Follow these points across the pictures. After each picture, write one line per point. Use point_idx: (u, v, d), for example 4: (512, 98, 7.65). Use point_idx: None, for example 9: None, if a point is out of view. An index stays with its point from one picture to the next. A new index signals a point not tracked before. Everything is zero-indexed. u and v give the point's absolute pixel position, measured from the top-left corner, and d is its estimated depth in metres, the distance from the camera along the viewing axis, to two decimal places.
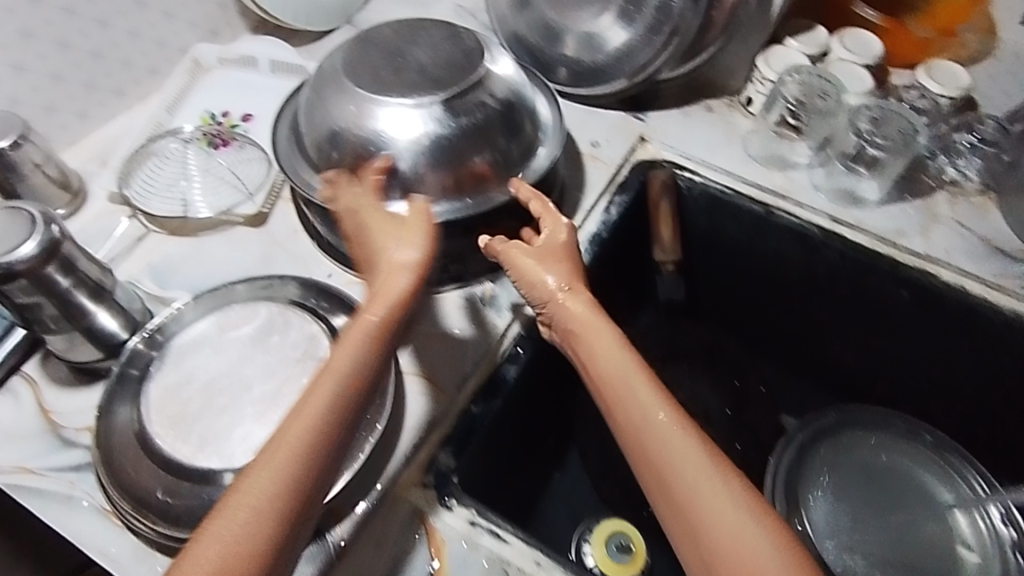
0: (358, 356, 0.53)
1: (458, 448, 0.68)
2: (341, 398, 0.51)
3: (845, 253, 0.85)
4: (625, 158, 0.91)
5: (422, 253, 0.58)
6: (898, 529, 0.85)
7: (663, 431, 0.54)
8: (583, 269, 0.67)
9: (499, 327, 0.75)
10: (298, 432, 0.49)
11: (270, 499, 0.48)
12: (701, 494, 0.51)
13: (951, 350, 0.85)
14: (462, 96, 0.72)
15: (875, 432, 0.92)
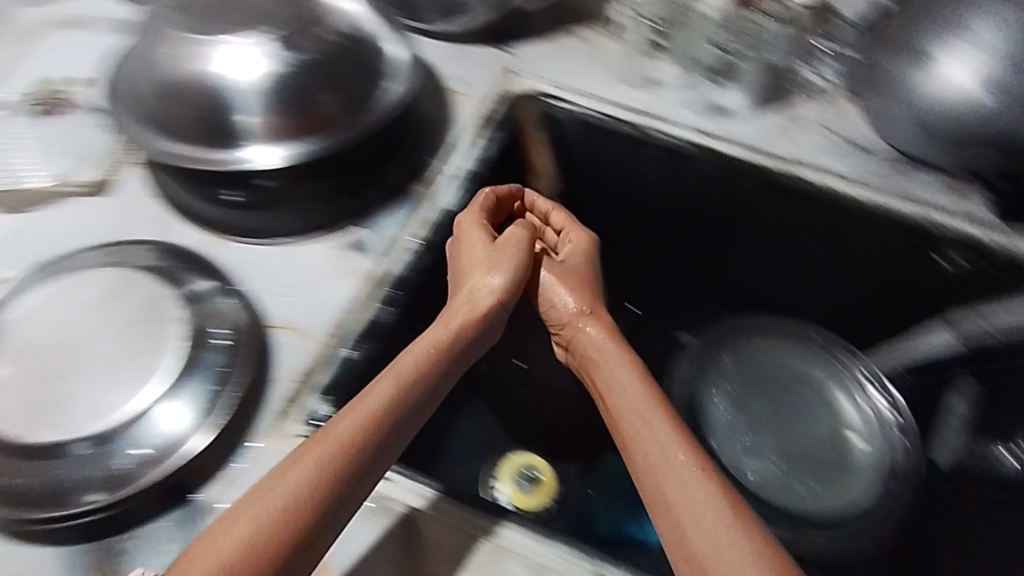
0: (429, 365, 0.63)
1: (337, 395, 0.66)
2: (410, 397, 0.60)
3: (718, 166, 0.87)
4: (497, 91, 0.90)
5: (508, 283, 0.71)
6: (792, 427, 0.91)
7: (660, 446, 0.58)
8: (600, 295, 0.76)
9: (372, 273, 0.74)
10: (359, 418, 0.57)
11: (314, 479, 0.52)
12: (687, 505, 0.54)
13: (826, 248, 0.87)
14: (303, 34, 0.70)
15: (766, 339, 0.97)
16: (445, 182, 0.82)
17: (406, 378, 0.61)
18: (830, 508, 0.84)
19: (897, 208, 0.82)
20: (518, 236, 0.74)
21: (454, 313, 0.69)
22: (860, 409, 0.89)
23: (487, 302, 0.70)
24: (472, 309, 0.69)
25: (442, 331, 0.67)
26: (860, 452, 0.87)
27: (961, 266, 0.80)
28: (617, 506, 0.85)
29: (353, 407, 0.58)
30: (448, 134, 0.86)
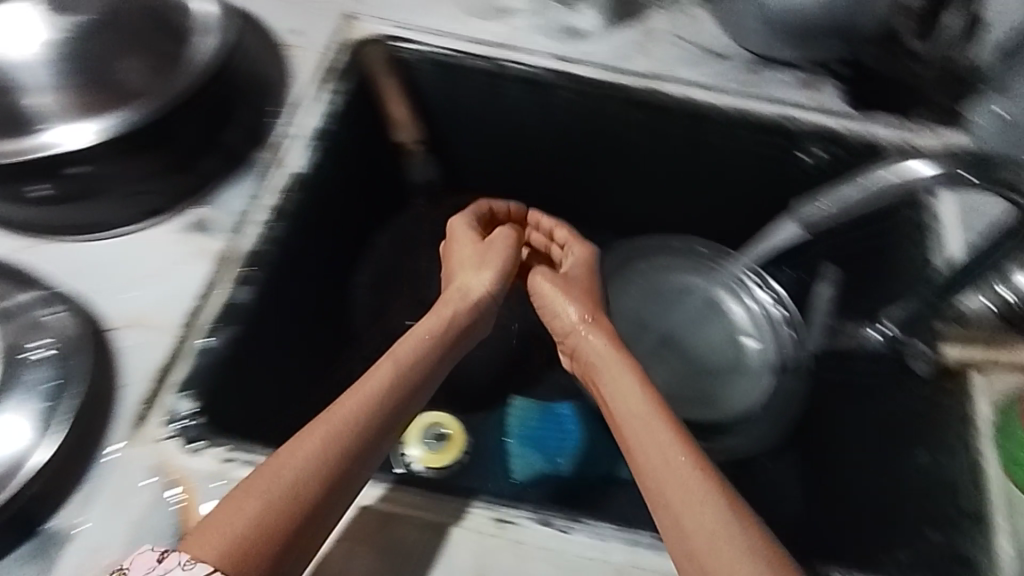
0: (424, 356, 0.67)
1: (198, 391, 0.61)
2: (405, 385, 0.64)
3: (579, 90, 0.85)
4: (336, 40, 0.84)
5: (495, 279, 0.75)
6: (687, 344, 0.92)
7: (660, 450, 0.58)
8: (600, 305, 0.76)
9: (220, 253, 0.68)
10: (364, 397, 0.60)
11: (320, 451, 0.56)
12: (686, 504, 0.54)
13: (694, 160, 0.88)
14: (99, 18, 0.69)
15: (653, 255, 0.97)
16: (292, 144, 0.76)
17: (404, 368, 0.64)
18: (729, 411, 0.87)
19: (755, 111, 0.83)
20: (504, 236, 0.77)
21: (447, 306, 0.72)
22: (751, 310, 0.91)
23: (475, 301, 0.73)
24: (459, 305, 0.73)
25: (441, 316, 0.71)
26: (752, 352, 0.90)
27: (819, 156, 0.82)
28: (530, 452, 0.89)
29: (361, 385, 0.62)
30: (288, 90, 0.80)
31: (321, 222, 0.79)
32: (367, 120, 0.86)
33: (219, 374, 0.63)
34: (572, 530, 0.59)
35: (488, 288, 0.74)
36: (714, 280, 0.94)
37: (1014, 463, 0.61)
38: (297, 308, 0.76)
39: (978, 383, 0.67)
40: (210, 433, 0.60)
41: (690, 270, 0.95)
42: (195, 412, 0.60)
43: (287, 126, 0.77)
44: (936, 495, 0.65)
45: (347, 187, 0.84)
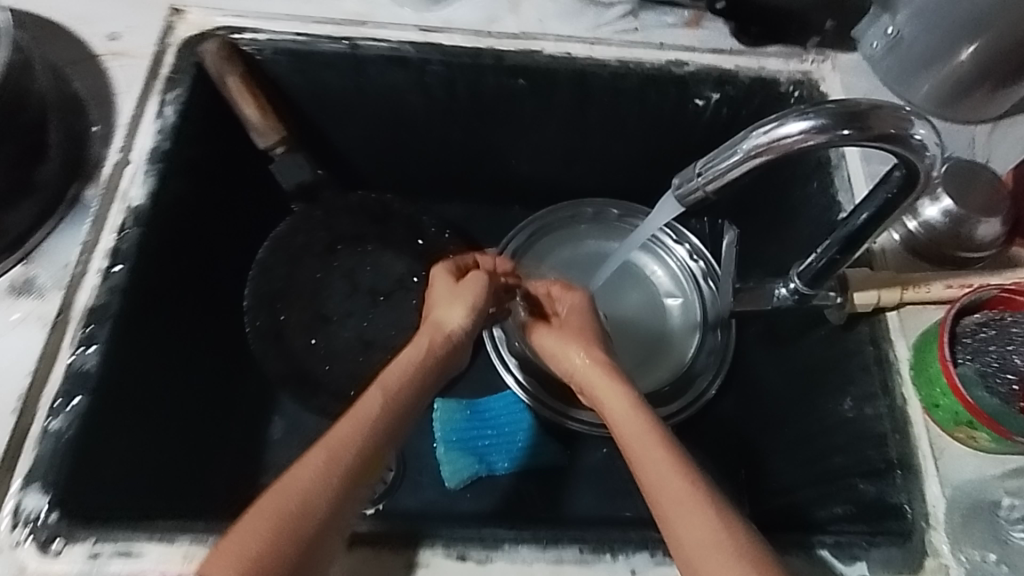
0: (416, 381, 0.60)
1: (45, 480, 0.55)
2: (395, 411, 0.57)
3: (446, 59, 0.75)
4: (162, 41, 0.73)
5: (470, 316, 0.68)
6: (612, 307, 0.87)
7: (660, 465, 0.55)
8: (600, 341, 0.70)
9: (52, 317, 0.60)
10: (358, 426, 0.54)
11: (318, 476, 0.50)
12: (686, 519, 0.51)
13: (587, 121, 0.81)
14: None
15: (564, 220, 0.91)
16: (125, 174, 0.67)
17: (393, 391, 0.58)
18: (655, 375, 0.82)
19: (641, 61, 0.76)
20: (479, 276, 0.71)
21: (424, 333, 0.65)
22: (668, 266, 0.88)
23: (454, 331, 0.66)
24: (441, 332, 0.65)
25: (429, 339, 0.64)
26: (673, 312, 0.86)
27: (713, 100, 0.77)
28: (462, 453, 0.83)
29: (349, 415, 0.55)
30: (112, 109, 0.69)
31: (181, 255, 0.71)
32: (214, 127, 0.76)
33: (71, 455, 0.56)
34: (491, 559, 0.56)
35: (467, 319, 0.67)
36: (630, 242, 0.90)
37: (933, 405, 0.58)
38: (168, 355, 0.69)
39: (892, 324, 0.64)
40: (67, 528, 0.53)
41: (604, 235, 0.91)
42: (48, 506, 0.54)
43: (121, 152, 0.68)
44: (863, 446, 0.63)
45: (207, 207, 0.74)
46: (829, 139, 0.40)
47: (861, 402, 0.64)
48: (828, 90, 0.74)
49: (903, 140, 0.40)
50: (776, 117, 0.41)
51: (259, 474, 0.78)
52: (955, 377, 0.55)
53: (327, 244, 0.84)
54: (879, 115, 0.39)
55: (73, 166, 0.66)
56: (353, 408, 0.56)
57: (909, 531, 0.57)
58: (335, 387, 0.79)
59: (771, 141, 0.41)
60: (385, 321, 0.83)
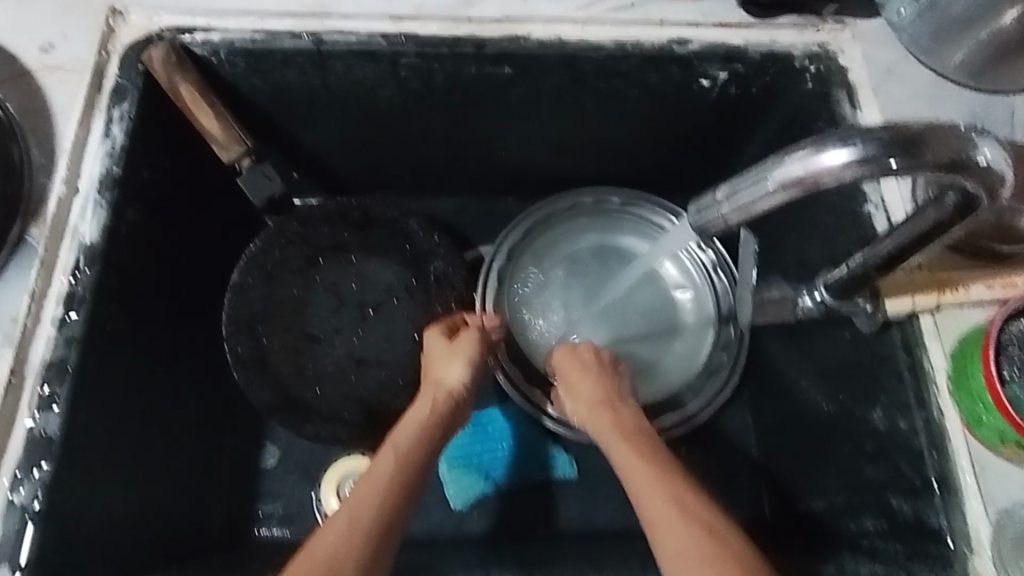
0: (425, 437, 0.56)
1: (14, 562, 0.50)
2: (412, 471, 0.52)
3: (421, 51, 0.67)
4: (103, 49, 0.65)
5: (470, 371, 0.63)
6: (618, 302, 0.80)
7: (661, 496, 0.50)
8: (612, 385, 0.64)
9: (5, 378, 0.54)
10: (378, 491, 0.49)
11: (342, 542, 0.45)
12: (690, 552, 0.46)
13: (582, 109, 0.74)
14: None
15: (559, 210, 0.82)
16: (74, 209, 0.60)
17: (405, 451, 0.54)
18: (668, 376, 0.78)
19: (640, 40, 0.68)
20: (473, 329, 0.67)
21: (424, 396, 0.61)
22: (675, 257, 0.81)
23: (457, 387, 0.61)
24: (445, 389, 0.61)
25: (433, 398, 0.60)
26: (684, 307, 0.80)
27: (720, 79, 0.70)
28: (466, 471, 0.76)
29: (362, 481, 0.51)
30: (53, 132, 0.62)
31: (146, 288, 0.65)
32: (170, 141, 0.68)
33: (40, 531, 0.52)
34: None
35: (469, 374, 0.62)
36: (634, 232, 0.83)
37: (976, 421, 0.53)
38: (140, 400, 0.64)
39: (926, 327, 0.58)
40: None
41: (604, 227, 0.83)
42: None
43: (67, 182, 0.61)
44: (897, 461, 0.58)
45: (166, 234, 0.68)
46: (876, 169, 0.35)
47: (894, 413, 0.59)
48: (848, 63, 0.67)
49: (965, 164, 0.35)
50: (811, 144, 0.37)
51: (255, 508, 0.74)
52: (1002, 394, 0.50)
53: (306, 258, 0.78)
54: (932, 139, 0.35)
55: (13, 203, 0.59)
56: (366, 473, 0.52)
57: (950, 557, 0.53)
58: (328, 412, 0.74)
59: (807, 175, 0.37)
60: (376, 336, 0.78)
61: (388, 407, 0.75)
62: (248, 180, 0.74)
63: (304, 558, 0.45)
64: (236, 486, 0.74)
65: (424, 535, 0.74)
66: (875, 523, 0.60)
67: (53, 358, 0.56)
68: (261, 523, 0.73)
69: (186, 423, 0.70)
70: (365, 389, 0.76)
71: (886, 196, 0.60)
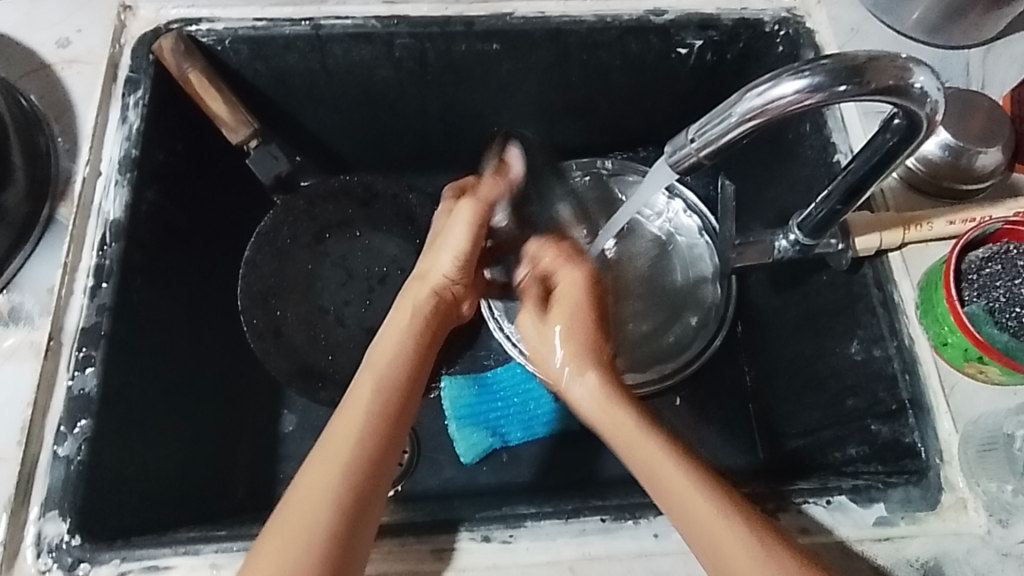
0: (403, 363, 0.58)
1: (62, 507, 0.55)
2: (388, 397, 0.55)
3: (413, 31, 0.72)
4: (116, 41, 0.70)
5: (460, 273, 0.67)
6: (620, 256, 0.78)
7: (655, 461, 0.53)
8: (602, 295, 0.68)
9: (43, 344, 0.59)
10: (357, 425, 0.53)
11: (337, 471, 0.50)
12: (687, 509, 0.51)
13: (567, 82, 0.78)
14: None
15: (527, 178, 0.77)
16: (97, 188, 0.65)
17: (385, 379, 0.57)
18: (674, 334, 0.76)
19: (619, 13, 0.72)
20: (464, 214, 0.67)
21: (414, 296, 0.65)
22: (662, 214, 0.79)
23: (443, 285, 0.66)
24: (433, 286, 0.66)
25: (422, 300, 0.64)
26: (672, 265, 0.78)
27: (697, 47, 0.74)
28: (474, 428, 0.80)
29: (346, 408, 0.55)
30: (74, 120, 0.67)
31: (166, 264, 0.70)
32: (182, 127, 0.73)
33: (84, 479, 0.56)
34: (515, 538, 0.55)
35: (456, 267, 0.67)
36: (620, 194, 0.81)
37: (942, 343, 0.58)
38: (165, 366, 0.68)
39: (896, 264, 0.63)
40: (90, 552, 0.54)
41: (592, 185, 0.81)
42: (69, 532, 0.54)
43: (90, 164, 0.65)
44: (875, 388, 0.63)
45: (183, 214, 0.73)
46: (827, 96, 0.40)
47: (870, 343, 0.63)
48: (815, 26, 0.71)
49: (904, 89, 0.41)
50: (769, 78, 0.42)
51: (276, 471, 0.77)
52: (963, 315, 0.55)
53: (314, 235, 0.82)
54: (875, 68, 0.40)
55: (41, 187, 0.63)
56: (344, 405, 0.55)
57: (925, 469, 0.57)
58: (342, 378, 0.79)
59: (767, 105, 0.41)
60: (384, 305, 0.82)
61: None
62: (255, 160, 0.78)
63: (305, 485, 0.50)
64: (256, 452, 0.78)
65: (438, 490, 0.78)
66: (858, 449, 0.64)
67: (87, 325, 0.60)
68: (281, 484, 0.77)
69: (208, 391, 0.74)
70: None
71: (854, 145, 0.65)
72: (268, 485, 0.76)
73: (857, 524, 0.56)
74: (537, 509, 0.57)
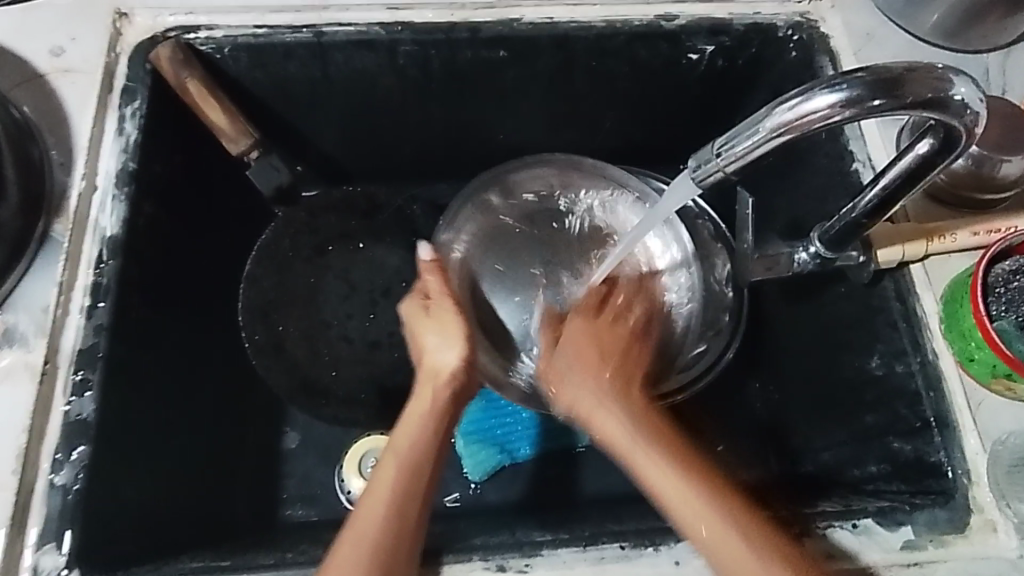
0: (424, 444, 0.57)
1: (60, 538, 0.52)
2: (409, 482, 0.54)
3: (418, 37, 0.70)
4: (111, 50, 0.67)
5: (466, 355, 0.61)
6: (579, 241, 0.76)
7: (669, 484, 0.52)
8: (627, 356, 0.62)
9: (39, 367, 0.57)
10: (381, 508, 0.53)
11: (365, 558, 0.50)
12: (700, 535, 0.51)
13: (575, 89, 0.76)
14: None
15: (498, 190, 0.78)
16: (94, 203, 0.62)
17: (406, 462, 0.55)
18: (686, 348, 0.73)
19: (629, 18, 0.70)
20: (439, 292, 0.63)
21: (423, 385, 0.61)
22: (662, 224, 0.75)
23: (455, 368, 0.61)
24: (444, 376, 0.61)
25: (435, 384, 0.60)
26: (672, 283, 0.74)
27: (708, 52, 0.72)
28: (481, 445, 0.78)
29: (369, 494, 0.54)
30: (69, 132, 0.64)
31: (165, 280, 0.68)
32: (180, 138, 0.71)
33: (83, 507, 0.54)
34: (531, 567, 0.53)
35: (463, 351, 0.61)
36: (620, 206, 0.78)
37: (968, 359, 0.56)
38: (164, 386, 0.66)
39: (918, 276, 0.61)
40: None
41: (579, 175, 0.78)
42: (67, 564, 0.52)
43: (85, 178, 0.63)
44: (896, 404, 0.61)
45: (183, 229, 0.71)
46: (860, 111, 0.39)
47: (891, 358, 0.61)
48: (829, 30, 0.69)
49: (944, 101, 0.40)
50: (800, 92, 0.41)
51: (278, 491, 0.75)
52: (990, 330, 0.53)
53: (316, 247, 0.80)
54: (913, 79, 0.39)
55: (35, 201, 0.61)
56: (368, 489, 0.55)
57: (951, 490, 0.56)
58: (345, 394, 0.77)
59: (797, 119, 0.40)
60: (387, 319, 0.80)
61: (403, 386, 0.78)
62: (255, 171, 0.77)
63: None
64: (258, 471, 0.76)
65: (444, 509, 0.76)
66: (878, 467, 0.62)
67: (85, 346, 0.58)
68: (285, 505, 0.75)
69: (207, 411, 0.72)
70: (380, 371, 0.78)
71: (871, 153, 0.63)
72: (270, 506, 0.74)
73: (884, 549, 0.54)
74: (553, 536, 0.55)
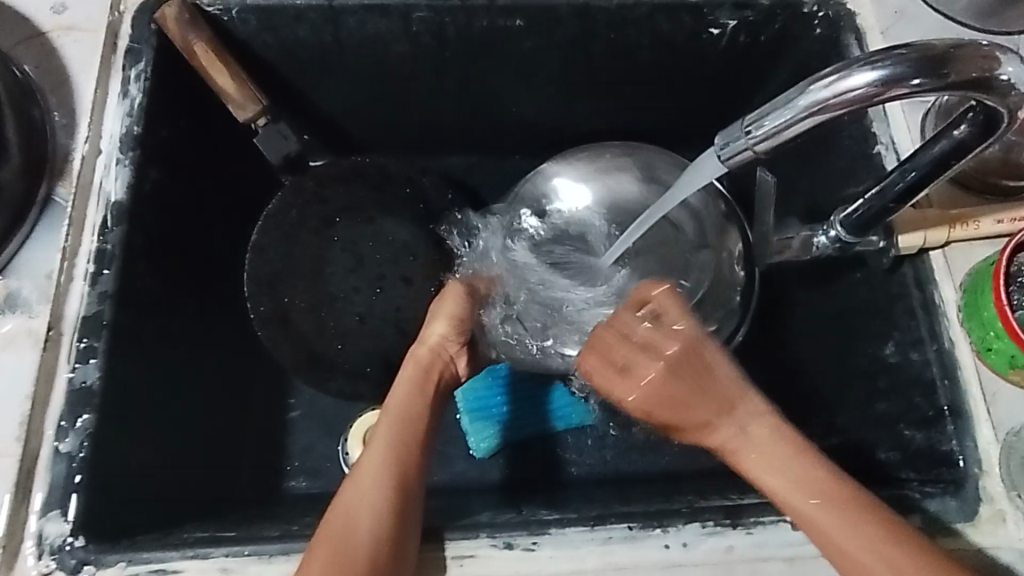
0: (419, 405, 0.58)
1: (65, 506, 0.52)
2: (407, 437, 0.55)
3: (433, 4, 0.67)
4: (115, 9, 0.65)
5: (450, 325, 0.63)
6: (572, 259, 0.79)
7: (838, 521, 0.47)
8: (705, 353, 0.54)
9: (43, 332, 0.56)
10: (379, 465, 0.53)
11: (369, 504, 0.50)
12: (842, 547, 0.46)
13: (592, 62, 0.74)
14: None
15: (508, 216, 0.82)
16: (98, 167, 0.61)
17: (402, 418, 0.56)
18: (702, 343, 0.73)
19: None
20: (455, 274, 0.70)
21: (414, 356, 0.62)
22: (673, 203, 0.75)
23: (445, 342, 0.63)
24: (435, 346, 0.62)
25: (424, 353, 0.62)
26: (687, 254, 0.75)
27: (730, 27, 0.70)
28: (488, 424, 0.77)
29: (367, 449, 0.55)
30: (72, 92, 0.63)
31: (170, 247, 0.66)
32: (187, 103, 0.69)
33: (86, 476, 0.54)
34: (538, 546, 0.53)
35: (447, 328, 0.63)
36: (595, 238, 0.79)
37: (986, 349, 0.55)
38: (168, 354, 0.65)
39: (937, 264, 0.59)
40: (95, 553, 0.51)
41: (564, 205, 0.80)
42: (72, 532, 0.52)
43: (89, 141, 0.61)
44: (910, 393, 0.60)
45: (187, 196, 0.69)
46: (899, 90, 0.38)
47: (906, 346, 0.61)
48: (855, 8, 0.67)
49: (989, 81, 0.38)
50: (837, 69, 0.39)
51: (282, 463, 0.75)
52: (1012, 321, 0.51)
53: (324, 218, 0.79)
54: (958, 57, 0.38)
55: (38, 163, 0.60)
56: (365, 451, 0.55)
57: (962, 479, 0.55)
58: (351, 368, 0.76)
59: (832, 98, 0.39)
60: (393, 293, 0.79)
61: None
62: (264, 140, 0.75)
63: (334, 526, 0.49)
64: (262, 442, 0.75)
65: (449, 484, 0.76)
66: (889, 454, 0.62)
67: (89, 313, 0.57)
68: (288, 476, 0.75)
69: (211, 381, 0.72)
70: (386, 346, 0.77)
71: (895, 136, 0.61)
72: (273, 475, 0.74)
73: None
74: (561, 516, 0.55)
